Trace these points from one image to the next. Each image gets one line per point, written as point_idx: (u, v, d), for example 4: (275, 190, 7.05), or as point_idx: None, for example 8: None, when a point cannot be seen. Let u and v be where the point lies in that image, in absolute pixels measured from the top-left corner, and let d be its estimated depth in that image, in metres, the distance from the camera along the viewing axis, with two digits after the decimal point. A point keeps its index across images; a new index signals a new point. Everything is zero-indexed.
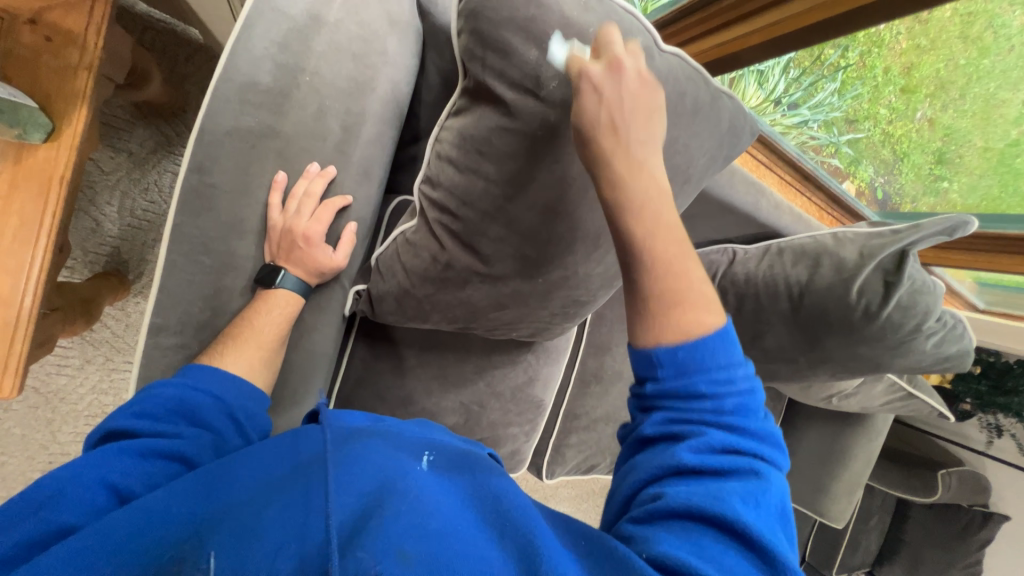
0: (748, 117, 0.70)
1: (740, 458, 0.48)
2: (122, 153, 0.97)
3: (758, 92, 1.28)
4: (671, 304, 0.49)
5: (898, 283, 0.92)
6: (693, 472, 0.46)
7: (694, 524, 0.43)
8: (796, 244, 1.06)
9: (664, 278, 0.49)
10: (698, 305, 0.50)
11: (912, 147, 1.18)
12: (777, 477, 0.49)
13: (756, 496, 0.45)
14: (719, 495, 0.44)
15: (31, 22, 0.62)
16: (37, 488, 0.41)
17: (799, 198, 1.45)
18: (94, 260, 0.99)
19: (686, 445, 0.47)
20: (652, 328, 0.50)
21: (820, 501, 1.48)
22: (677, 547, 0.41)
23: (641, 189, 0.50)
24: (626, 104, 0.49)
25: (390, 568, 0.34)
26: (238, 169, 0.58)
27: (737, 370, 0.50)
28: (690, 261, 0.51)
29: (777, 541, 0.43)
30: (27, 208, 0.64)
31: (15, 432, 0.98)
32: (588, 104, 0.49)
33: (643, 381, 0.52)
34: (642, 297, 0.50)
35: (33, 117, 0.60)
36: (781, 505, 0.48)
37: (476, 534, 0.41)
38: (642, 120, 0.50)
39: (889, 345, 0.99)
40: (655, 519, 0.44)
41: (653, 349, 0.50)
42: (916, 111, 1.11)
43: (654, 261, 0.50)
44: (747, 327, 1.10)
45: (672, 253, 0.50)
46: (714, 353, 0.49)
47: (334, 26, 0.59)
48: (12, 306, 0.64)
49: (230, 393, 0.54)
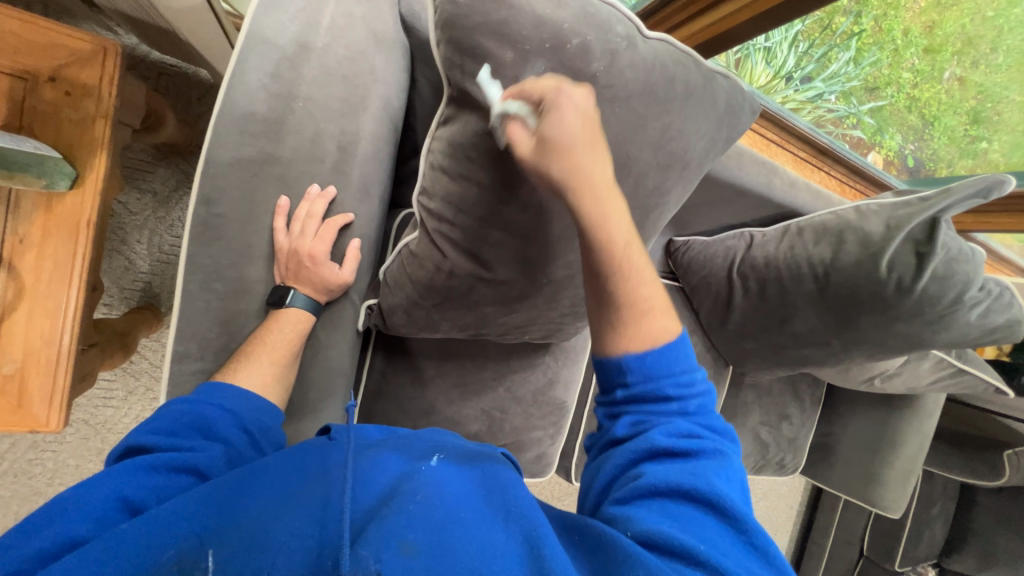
0: (747, 95, 0.68)
1: (705, 441, 0.51)
2: (147, 193, 1.03)
3: (766, 70, 1.25)
4: (639, 314, 0.54)
5: (932, 253, 0.85)
6: (665, 453, 0.50)
7: (671, 500, 0.46)
8: (815, 222, 1.01)
9: (635, 286, 0.54)
10: (661, 312, 0.55)
11: (942, 108, 1.20)
12: (737, 461, 0.53)
13: (723, 473, 0.49)
14: (693, 472, 0.48)
15: (51, 79, 0.67)
16: (54, 502, 0.43)
17: (817, 174, 1.40)
18: (129, 296, 1.05)
19: (656, 430, 0.51)
20: (621, 339, 0.54)
21: (872, 491, 1.40)
22: (660, 523, 0.44)
23: (610, 209, 0.53)
24: (589, 127, 0.51)
25: (391, 561, 0.38)
26: (243, 197, 0.61)
27: (697, 371, 0.55)
28: (651, 273, 0.56)
29: (745, 511, 0.47)
30: (59, 251, 0.68)
31: (70, 462, 1.05)
32: (565, 118, 0.50)
33: (612, 388, 0.55)
34: (613, 306, 0.54)
35: (58, 166, 0.64)
36: (743, 485, 0.52)
37: (482, 522, 0.44)
38: (598, 145, 0.52)
39: (929, 320, 0.93)
40: (636, 499, 0.47)
41: (623, 354, 0.53)
42: (944, 72, 1.12)
43: (620, 273, 0.54)
44: (772, 312, 1.06)
45: (636, 260, 0.55)
46: (676, 357, 0.54)
47: (323, 52, 0.61)
48: (53, 344, 0.69)
49: (244, 407, 0.56)
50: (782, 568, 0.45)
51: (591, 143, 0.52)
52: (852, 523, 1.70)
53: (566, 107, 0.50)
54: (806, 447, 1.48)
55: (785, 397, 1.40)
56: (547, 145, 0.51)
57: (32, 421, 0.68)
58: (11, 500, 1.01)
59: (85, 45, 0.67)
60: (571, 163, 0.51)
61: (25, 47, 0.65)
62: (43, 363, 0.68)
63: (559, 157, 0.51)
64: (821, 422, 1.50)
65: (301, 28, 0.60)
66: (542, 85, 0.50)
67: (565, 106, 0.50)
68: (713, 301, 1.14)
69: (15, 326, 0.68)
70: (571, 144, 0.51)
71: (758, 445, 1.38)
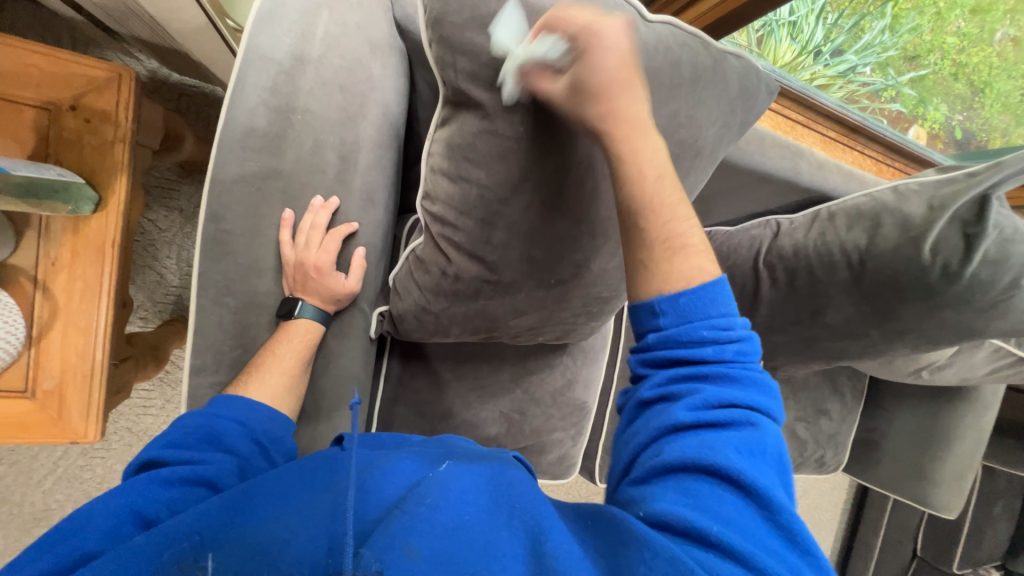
0: (762, 75, 0.63)
1: (736, 409, 0.49)
2: (174, 210, 1.08)
3: (792, 46, 1.25)
4: (671, 250, 0.53)
5: (983, 234, 0.79)
6: (689, 426, 0.48)
7: (691, 477, 0.45)
8: (848, 206, 0.95)
9: (664, 223, 0.53)
10: (697, 250, 0.54)
11: (995, 73, 1.15)
12: (773, 428, 0.50)
13: (751, 446, 0.47)
14: (715, 446, 0.46)
15: (72, 108, 0.69)
16: (69, 519, 0.44)
17: (848, 153, 1.38)
18: (162, 308, 1.10)
19: (681, 403, 0.49)
20: (650, 279, 0.54)
21: (923, 490, 1.32)
22: (676, 505, 0.43)
23: (645, 150, 0.52)
24: (625, 64, 0.51)
25: (394, 563, 0.38)
26: (249, 213, 0.61)
27: (735, 318, 0.53)
28: (685, 208, 0.55)
29: (772, 486, 0.45)
30: (88, 272, 0.72)
31: (117, 468, 1.11)
32: (599, 62, 0.50)
33: (645, 332, 0.55)
34: (643, 247, 0.54)
35: (81, 192, 0.66)
36: (779, 454, 0.49)
37: (486, 523, 0.44)
38: (636, 85, 0.52)
39: (981, 307, 0.85)
40: (656, 482, 0.47)
41: (655, 298, 0.53)
42: (995, 33, 1.08)
43: (650, 210, 0.53)
44: (804, 303, 1.00)
45: (667, 198, 0.53)
46: (713, 301, 0.52)
47: (318, 63, 0.61)
48: (87, 360, 0.72)
49: (254, 419, 0.57)
50: (806, 547, 0.44)
51: (625, 84, 0.51)
52: (902, 522, 1.61)
53: (597, 49, 0.50)
54: (849, 445, 1.39)
55: (823, 392, 1.32)
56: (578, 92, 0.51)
57: (72, 433, 0.71)
58: (66, 503, 1.08)
59: (101, 73, 0.69)
60: (609, 106, 0.51)
61: (47, 79, 0.68)
62: (79, 378, 0.72)
63: (594, 98, 0.51)
64: (864, 418, 1.41)
65: (297, 40, 0.60)
66: (576, 19, 0.50)
67: (599, 44, 0.50)
68: (739, 293, 1.08)
69: (52, 344, 0.72)
70: (604, 90, 0.50)
71: (794, 443, 1.31)
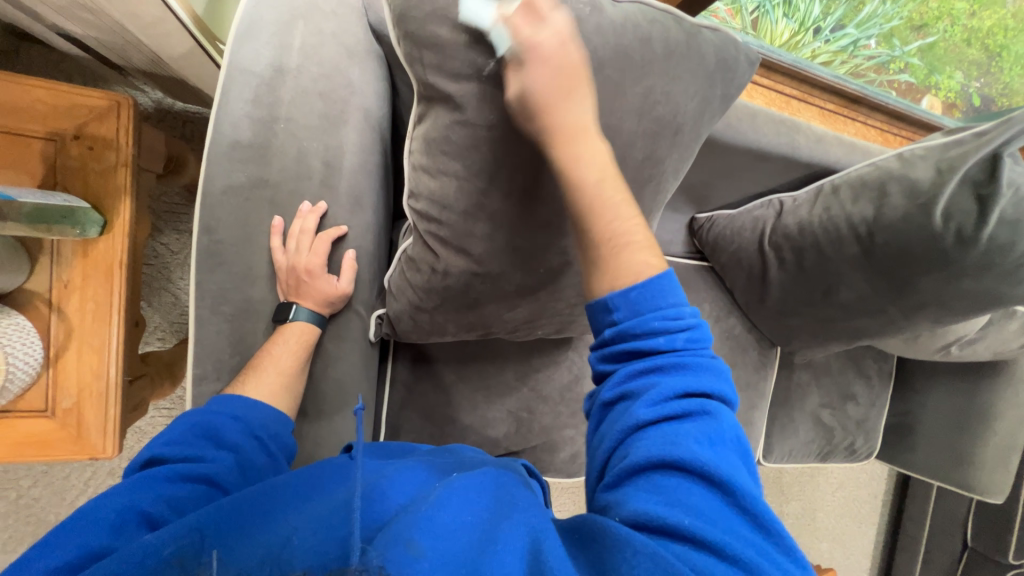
0: (740, 46, 0.62)
1: (693, 400, 0.50)
2: (184, 233, 1.12)
3: (788, 25, 1.22)
4: (617, 248, 0.55)
5: (997, 194, 0.76)
6: (651, 422, 0.49)
7: (658, 472, 0.46)
8: (852, 176, 0.91)
9: (607, 224, 0.54)
10: (641, 246, 0.55)
11: (1010, 36, 1.16)
12: (729, 413, 0.52)
13: (710, 436, 0.48)
14: (677, 440, 0.47)
15: (76, 137, 0.73)
16: (73, 517, 0.45)
17: (851, 125, 1.34)
18: (178, 328, 1.13)
19: (641, 401, 0.50)
20: (604, 278, 0.55)
21: (966, 474, 1.24)
22: (646, 501, 0.44)
23: (587, 153, 0.53)
24: (565, 77, 0.51)
25: (398, 561, 0.38)
26: (239, 222, 0.63)
27: (684, 307, 0.53)
28: (630, 207, 0.56)
29: (733, 471, 0.47)
30: (98, 293, 0.75)
31: None
32: (537, 76, 0.50)
33: (602, 329, 0.55)
34: (591, 246, 0.56)
35: (86, 215, 0.70)
36: (737, 437, 0.51)
37: (485, 525, 0.44)
38: (579, 91, 0.52)
39: (1004, 272, 0.82)
40: (627, 481, 0.47)
41: (608, 295, 0.54)
42: None
43: (594, 214, 0.55)
44: (814, 282, 0.97)
45: (612, 198, 0.55)
46: (663, 293, 0.53)
47: (297, 73, 0.63)
48: (101, 378, 0.75)
49: (251, 414, 0.58)
50: (770, 528, 0.46)
51: (566, 96, 0.51)
52: (951, 511, 1.52)
53: (541, 62, 0.50)
54: (880, 429, 1.34)
55: (848, 375, 1.27)
56: (524, 105, 0.52)
57: (91, 447, 0.74)
58: None
59: (101, 102, 0.73)
60: (550, 120, 0.52)
61: (51, 111, 0.72)
62: (95, 395, 0.75)
63: (537, 116, 0.52)
64: (896, 401, 1.35)
65: (275, 52, 0.62)
66: (521, 31, 0.49)
67: (540, 58, 0.50)
68: (747, 277, 1.06)
69: (68, 364, 0.75)
70: (545, 104, 0.51)
71: (821, 431, 1.26)
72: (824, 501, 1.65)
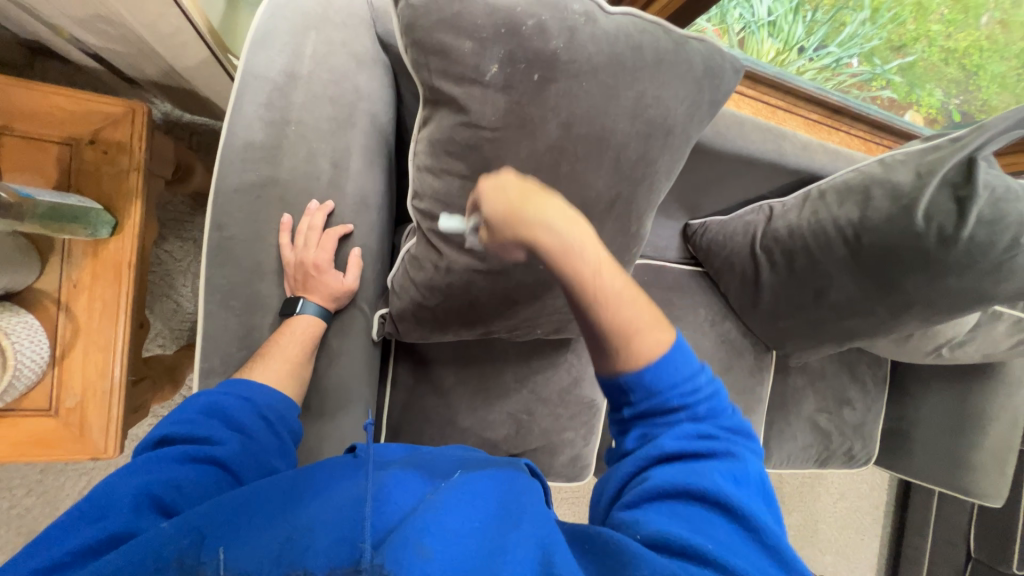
0: (726, 55, 0.66)
1: (715, 442, 0.53)
2: (188, 240, 1.14)
3: (773, 44, 1.29)
4: (627, 334, 0.53)
5: (974, 196, 0.79)
6: (675, 457, 0.51)
7: (681, 501, 0.48)
8: (837, 182, 0.95)
9: (612, 311, 0.53)
10: (648, 325, 0.54)
11: (985, 56, 1.19)
12: (752, 459, 0.54)
13: (735, 474, 0.51)
14: (701, 473, 0.49)
15: (91, 142, 0.76)
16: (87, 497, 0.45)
17: (835, 134, 1.41)
18: (179, 334, 1.14)
19: (666, 436, 0.52)
20: (618, 362, 0.54)
21: (963, 479, 1.25)
22: (666, 524, 0.46)
23: (568, 239, 0.55)
24: (525, 193, 0.56)
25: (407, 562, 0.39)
26: (249, 219, 0.66)
27: (699, 371, 0.55)
28: (631, 288, 0.55)
29: (760, 512, 0.48)
30: (106, 294, 0.77)
31: None
32: (495, 200, 0.56)
33: (620, 407, 0.56)
34: (602, 339, 0.54)
35: (98, 216, 0.72)
36: (761, 482, 0.53)
37: (492, 531, 0.45)
38: (542, 196, 0.56)
39: (986, 270, 0.85)
40: (646, 503, 0.49)
41: (619, 372, 0.54)
42: (980, 17, 1.13)
43: (597, 302, 0.54)
44: (805, 284, 0.99)
45: (611, 285, 0.54)
46: (679, 362, 0.54)
47: (308, 79, 0.66)
48: (106, 377, 0.76)
49: (257, 395, 0.60)
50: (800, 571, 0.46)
51: (530, 203, 0.56)
52: (953, 520, 1.51)
53: (497, 195, 0.56)
54: (876, 435, 1.35)
55: (842, 380, 1.29)
56: (494, 224, 0.57)
57: (92, 447, 0.75)
58: None
59: (116, 108, 0.76)
60: (528, 220, 0.55)
61: (70, 117, 0.75)
62: (99, 395, 0.76)
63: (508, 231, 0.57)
64: (891, 406, 1.37)
65: (289, 59, 0.65)
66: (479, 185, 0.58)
67: (494, 189, 0.57)
68: (740, 280, 1.08)
69: (74, 363, 0.75)
70: (513, 212, 0.55)
71: (818, 435, 1.27)
72: (826, 511, 1.64)
